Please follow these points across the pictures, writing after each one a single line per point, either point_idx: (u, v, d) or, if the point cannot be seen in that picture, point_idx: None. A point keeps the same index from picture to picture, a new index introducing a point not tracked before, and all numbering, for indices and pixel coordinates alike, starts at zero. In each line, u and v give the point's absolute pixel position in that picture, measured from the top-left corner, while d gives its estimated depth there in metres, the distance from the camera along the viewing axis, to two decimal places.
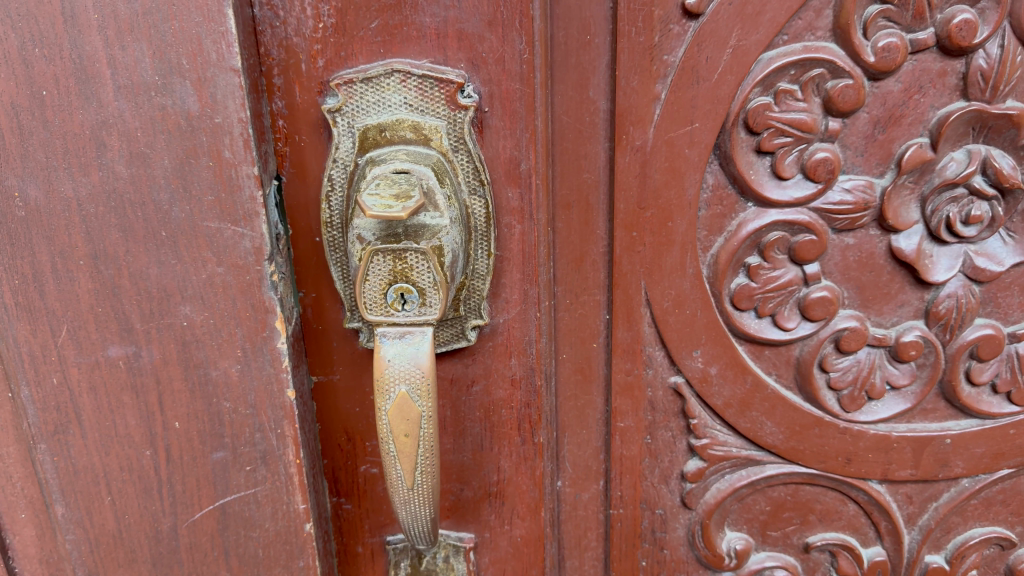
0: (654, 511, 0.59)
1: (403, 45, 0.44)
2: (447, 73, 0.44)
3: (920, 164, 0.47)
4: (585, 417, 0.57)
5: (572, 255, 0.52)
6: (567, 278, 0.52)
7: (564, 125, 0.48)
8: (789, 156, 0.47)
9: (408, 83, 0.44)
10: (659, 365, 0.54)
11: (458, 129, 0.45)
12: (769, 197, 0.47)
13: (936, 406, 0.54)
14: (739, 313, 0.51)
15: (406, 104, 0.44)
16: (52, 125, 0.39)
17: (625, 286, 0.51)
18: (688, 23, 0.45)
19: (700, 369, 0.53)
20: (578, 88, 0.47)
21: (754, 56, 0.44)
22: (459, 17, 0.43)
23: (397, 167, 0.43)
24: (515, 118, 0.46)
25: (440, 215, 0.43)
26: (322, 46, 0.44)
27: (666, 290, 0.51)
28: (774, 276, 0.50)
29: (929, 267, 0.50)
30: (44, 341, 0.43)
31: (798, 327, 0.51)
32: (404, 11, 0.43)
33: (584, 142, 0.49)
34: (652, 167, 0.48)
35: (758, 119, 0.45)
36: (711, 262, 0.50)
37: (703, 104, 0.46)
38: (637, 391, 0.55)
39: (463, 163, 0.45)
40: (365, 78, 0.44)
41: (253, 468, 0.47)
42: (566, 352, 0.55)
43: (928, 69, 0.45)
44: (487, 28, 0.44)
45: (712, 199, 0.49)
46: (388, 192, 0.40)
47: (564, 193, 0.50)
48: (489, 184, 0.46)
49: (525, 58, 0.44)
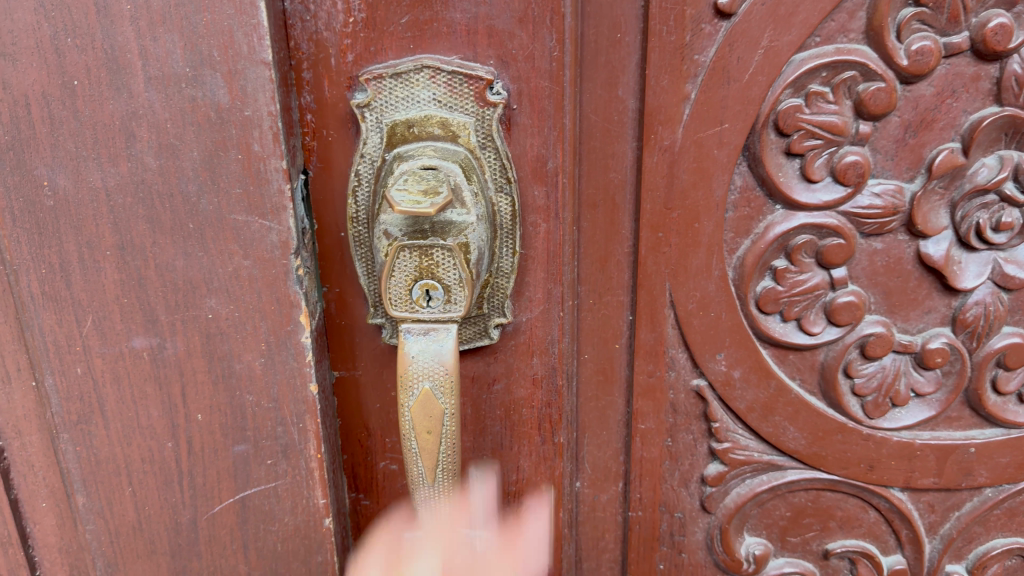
0: (673, 515, 0.59)
1: (433, 41, 0.44)
2: (477, 69, 0.44)
3: (952, 169, 0.46)
4: (606, 418, 0.57)
5: (597, 255, 0.51)
6: (590, 278, 0.52)
7: (592, 124, 0.48)
8: (819, 159, 0.46)
9: (437, 79, 0.44)
10: (682, 367, 0.54)
11: (487, 126, 0.45)
12: (798, 200, 0.47)
13: (960, 414, 0.54)
14: (765, 316, 0.51)
15: (435, 100, 0.44)
16: (83, 116, 0.39)
17: (649, 287, 0.51)
18: (720, 23, 0.44)
19: (723, 372, 0.53)
20: (607, 87, 0.47)
21: (786, 57, 0.44)
22: (489, 13, 0.43)
23: (425, 163, 0.43)
24: (543, 117, 0.46)
25: (466, 212, 0.43)
26: (351, 41, 0.44)
27: (691, 292, 0.51)
28: (801, 280, 0.49)
29: (958, 273, 0.49)
30: (69, 330, 0.43)
31: (823, 331, 0.51)
32: (434, 7, 0.43)
33: (611, 142, 0.48)
34: (680, 167, 0.48)
35: (789, 121, 0.45)
36: (738, 264, 0.50)
37: (734, 105, 0.45)
38: (659, 393, 0.55)
39: (490, 160, 0.45)
40: (395, 73, 0.44)
41: (274, 462, 0.47)
42: (588, 352, 0.55)
43: (962, 73, 0.45)
44: (517, 25, 0.44)
45: (739, 201, 0.48)
46: (416, 187, 0.40)
47: (590, 192, 0.50)
48: (515, 183, 0.46)
49: (555, 55, 0.44)
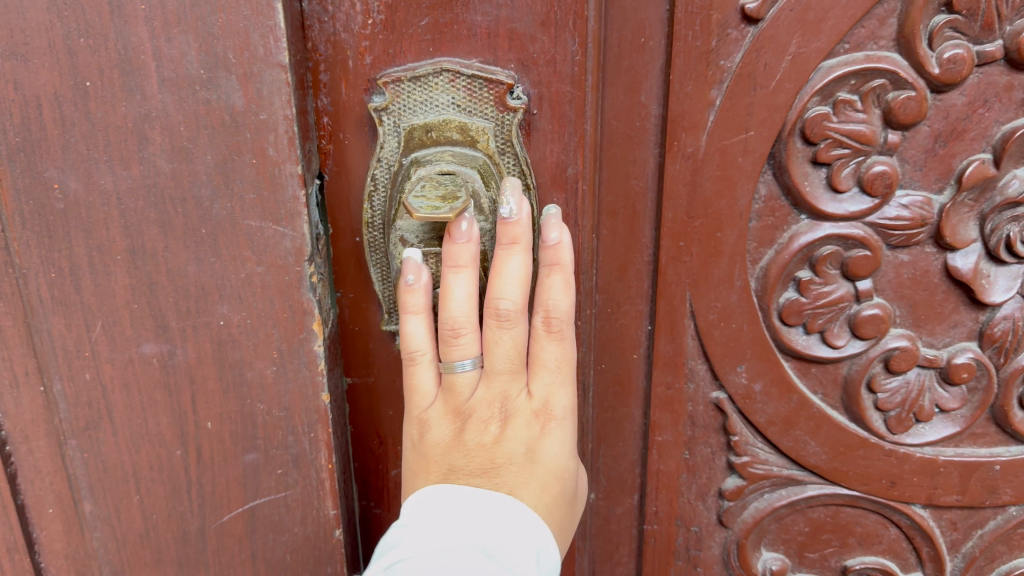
0: (689, 529, 0.58)
1: (452, 44, 0.43)
2: (497, 73, 0.43)
3: (982, 180, 0.45)
4: (622, 430, 0.56)
5: (616, 263, 0.50)
6: (609, 287, 0.51)
7: (613, 130, 0.47)
8: (847, 168, 0.45)
9: (456, 83, 0.43)
10: (701, 379, 0.53)
11: (506, 130, 0.44)
12: (824, 210, 0.46)
13: (985, 431, 0.52)
14: (787, 328, 0.49)
15: (454, 104, 0.43)
16: (94, 118, 0.38)
17: (669, 297, 0.50)
18: (747, 28, 0.43)
19: (743, 385, 0.52)
20: (629, 92, 0.46)
21: (814, 64, 0.43)
22: (510, 16, 0.42)
23: (443, 168, 0.42)
24: (563, 123, 0.45)
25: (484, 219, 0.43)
26: (370, 43, 0.43)
27: (712, 302, 0.50)
28: (825, 292, 0.48)
29: (986, 287, 0.48)
30: (78, 336, 0.42)
31: (847, 345, 0.49)
32: (455, 9, 0.42)
33: (633, 148, 0.47)
34: (703, 176, 0.47)
35: (815, 129, 0.44)
36: (761, 275, 0.48)
37: (759, 112, 0.44)
38: (677, 405, 0.54)
39: (509, 166, 0.44)
40: (414, 77, 0.43)
41: (285, 472, 0.46)
42: (605, 363, 0.53)
43: (994, 83, 0.43)
44: (539, 28, 0.43)
45: (763, 210, 0.47)
46: (435, 194, 0.39)
47: (610, 199, 0.49)
48: (534, 189, 0.45)
49: (577, 60, 0.43)
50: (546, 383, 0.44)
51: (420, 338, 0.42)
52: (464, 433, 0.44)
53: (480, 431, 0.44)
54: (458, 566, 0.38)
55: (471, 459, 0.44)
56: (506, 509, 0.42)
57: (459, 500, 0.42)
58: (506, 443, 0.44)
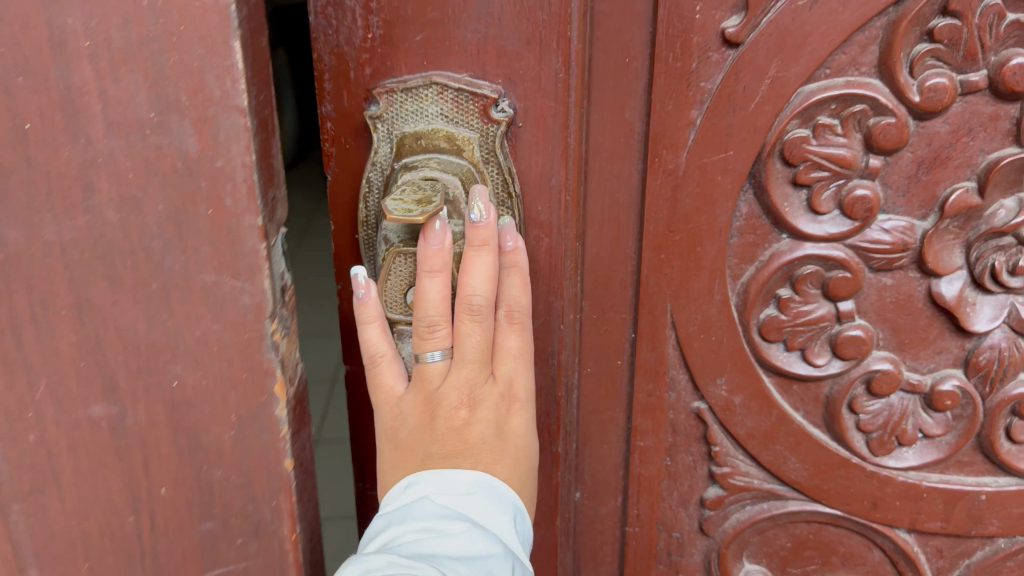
0: (671, 534, 0.58)
1: (445, 58, 0.43)
2: (483, 87, 0.43)
3: (966, 209, 0.44)
4: (606, 432, 0.56)
5: (600, 272, 0.50)
6: (594, 294, 0.51)
7: (598, 144, 0.47)
8: (826, 190, 0.44)
9: (444, 96, 0.43)
10: (683, 389, 0.52)
11: (491, 142, 0.44)
12: (803, 231, 0.45)
13: (973, 459, 0.52)
14: (767, 344, 0.49)
15: (442, 115, 0.44)
16: (36, 163, 0.36)
17: (651, 307, 0.50)
18: (728, 51, 0.43)
19: (723, 397, 0.52)
20: (613, 109, 0.46)
21: (794, 88, 0.42)
22: (499, 34, 0.42)
23: (426, 175, 0.42)
24: (548, 137, 0.44)
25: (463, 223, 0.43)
26: (369, 55, 0.43)
27: (693, 314, 0.49)
28: (806, 310, 0.48)
29: (971, 315, 0.47)
30: (22, 395, 0.41)
31: (829, 364, 0.49)
32: (447, 26, 0.42)
33: (617, 163, 0.47)
34: (683, 192, 0.46)
35: (795, 151, 0.44)
36: (742, 291, 0.48)
37: (739, 133, 0.44)
38: (659, 412, 0.54)
39: (493, 175, 0.45)
40: (405, 90, 0.44)
41: (245, 541, 0.45)
42: (591, 366, 0.53)
43: (979, 112, 0.43)
44: (525, 46, 0.42)
45: (744, 227, 0.47)
46: (411, 197, 0.40)
47: (595, 210, 0.48)
48: (518, 198, 0.46)
49: (561, 77, 0.43)
50: (509, 368, 0.46)
51: (380, 342, 0.45)
52: (434, 419, 0.45)
53: (452, 415, 0.45)
54: (453, 540, 0.42)
55: (443, 444, 0.45)
56: (485, 486, 0.44)
57: (449, 479, 0.44)
58: (476, 425, 0.45)
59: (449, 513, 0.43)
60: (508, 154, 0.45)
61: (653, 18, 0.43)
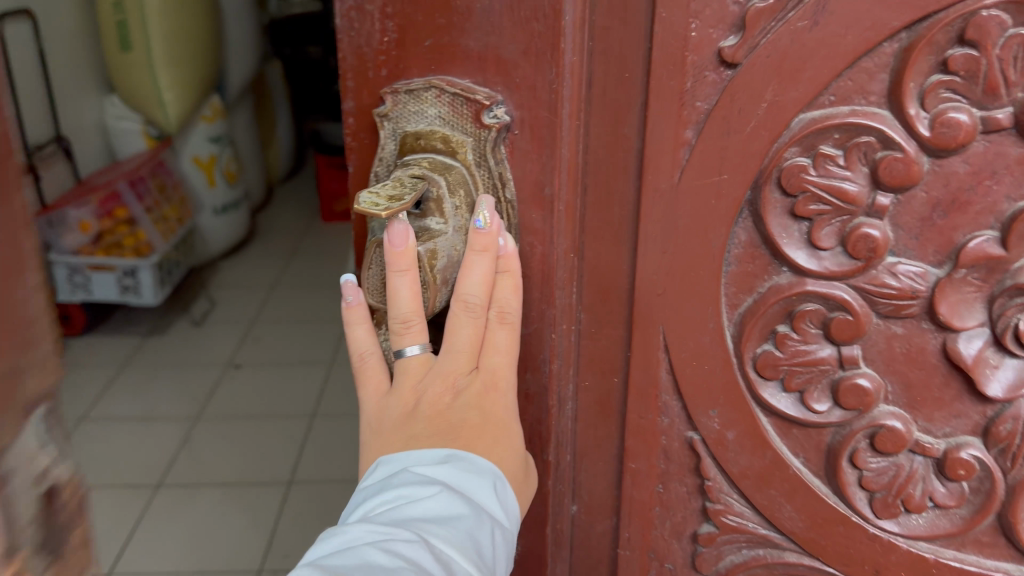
0: (663, 565, 0.55)
1: (450, 65, 0.44)
2: (477, 92, 0.43)
3: (986, 260, 0.40)
4: (601, 448, 0.54)
5: (599, 285, 0.49)
6: (592, 307, 0.50)
7: (599, 156, 0.46)
8: (827, 225, 0.42)
9: (442, 99, 0.44)
10: (676, 416, 0.50)
11: (482, 146, 0.44)
12: (799, 264, 0.43)
13: (994, 541, 0.46)
14: (763, 382, 0.47)
15: (439, 117, 0.44)
16: None
17: (644, 327, 0.48)
18: (726, 71, 0.42)
19: (716, 430, 0.49)
20: (614, 123, 0.45)
21: (792, 113, 0.41)
22: (498, 43, 0.42)
23: (413, 173, 0.43)
24: (543, 147, 0.44)
25: (443, 222, 0.44)
26: (385, 57, 0.45)
27: (686, 341, 0.47)
28: (805, 349, 0.45)
29: (989, 379, 0.42)
30: None
31: (829, 411, 0.46)
32: (452, 33, 0.43)
33: (617, 176, 0.46)
34: (678, 212, 0.45)
35: (792, 180, 0.41)
36: (738, 321, 0.46)
37: (734, 155, 0.42)
38: (651, 437, 0.51)
39: (483, 179, 0.45)
40: (408, 93, 0.44)
41: None
42: (588, 381, 0.52)
43: (1004, 154, 0.39)
44: (522, 56, 0.42)
45: (742, 256, 0.45)
46: (387, 191, 0.41)
47: (595, 222, 0.48)
48: (510, 203, 0.45)
49: (555, 88, 0.42)
50: (493, 357, 0.45)
51: (368, 342, 0.46)
52: (417, 403, 0.44)
53: (434, 400, 0.43)
54: (428, 508, 0.39)
55: (428, 423, 0.43)
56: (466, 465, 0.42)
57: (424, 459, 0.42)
58: (458, 409, 0.43)
59: (427, 480, 0.40)
60: (498, 163, 0.44)
61: (650, 34, 0.42)
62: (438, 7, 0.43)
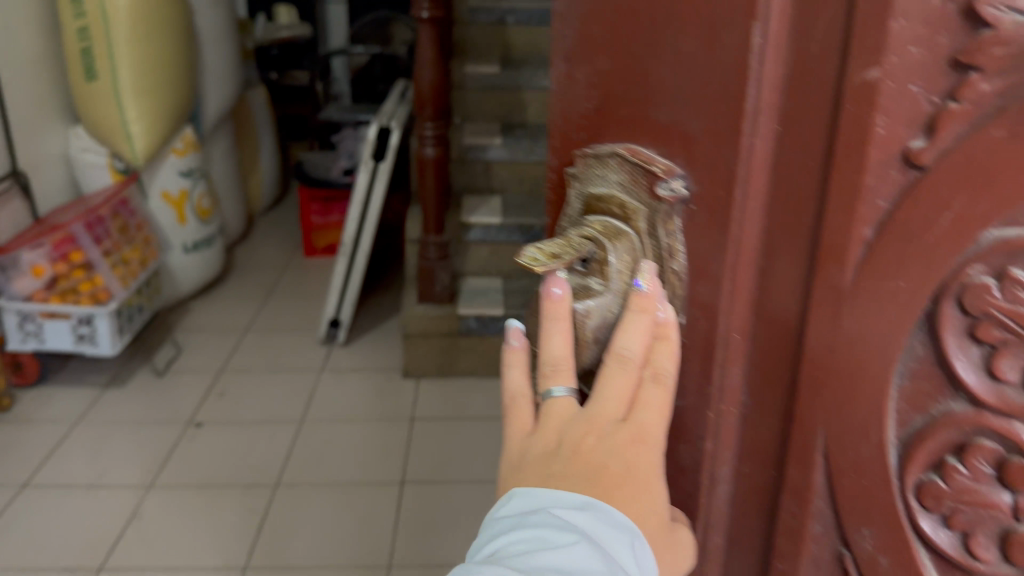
0: None
1: (641, 135, 0.48)
2: (655, 164, 0.47)
3: None
4: (752, 532, 0.52)
5: (765, 370, 0.48)
6: (758, 392, 0.49)
7: (776, 238, 0.45)
8: (1013, 356, 0.39)
9: (623, 166, 0.49)
10: (827, 522, 0.48)
11: (654, 216, 0.48)
12: (978, 391, 0.40)
13: None
14: (924, 513, 0.44)
15: (620, 183, 0.49)
16: None
17: (805, 425, 0.46)
18: (910, 171, 0.39)
19: (869, 551, 0.46)
20: (794, 206, 0.44)
21: (981, 226, 0.38)
22: (683, 121, 0.45)
23: (586, 233, 0.50)
24: (715, 225, 0.46)
25: (603, 284, 0.50)
26: (588, 123, 0.52)
27: (846, 449, 0.45)
28: (978, 487, 0.42)
29: None
30: None
31: (997, 561, 0.42)
32: (645, 105, 0.47)
33: (791, 264, 0.45)
34: (845, 315, 0.42)
35: (975, 301, 0.39)
36: (909, 439, 0.43)
37: (912, 259, 0.40)
38: (800, 540, 0.49)
39: (649, 246, 0.49)
40: (596, 158, 0.51)
41: None
42: (747, 467, 0.51)
43: None
44: (705, 133, 0.44)
45: (916, 372, 0.42)
46: (554, 245, 0.49)
47: (768, 307, 0.46)
48: (675, 270, 0.48)
49: (733, 167, 0.44)
50: (642, 412, 0.48)
51: (524, 385, 0.55)
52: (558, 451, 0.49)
53: (579, 439, 0.48)
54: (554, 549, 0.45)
55: (570, 462, 0.48)
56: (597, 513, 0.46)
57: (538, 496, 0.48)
58: (601, 452, 0.48)
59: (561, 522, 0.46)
60: (666, 236, 0.48)
61: (835, 112, 0.40)
62: (635, 84, 0.48)
